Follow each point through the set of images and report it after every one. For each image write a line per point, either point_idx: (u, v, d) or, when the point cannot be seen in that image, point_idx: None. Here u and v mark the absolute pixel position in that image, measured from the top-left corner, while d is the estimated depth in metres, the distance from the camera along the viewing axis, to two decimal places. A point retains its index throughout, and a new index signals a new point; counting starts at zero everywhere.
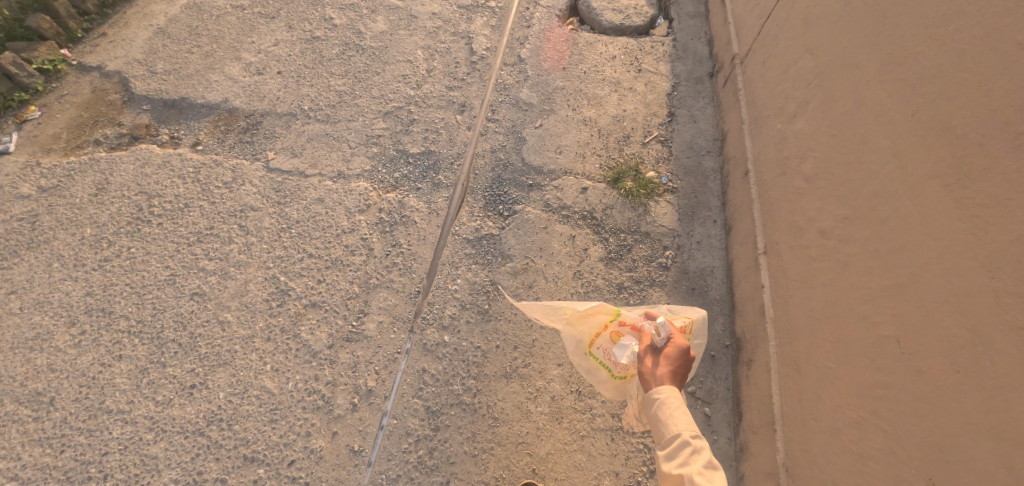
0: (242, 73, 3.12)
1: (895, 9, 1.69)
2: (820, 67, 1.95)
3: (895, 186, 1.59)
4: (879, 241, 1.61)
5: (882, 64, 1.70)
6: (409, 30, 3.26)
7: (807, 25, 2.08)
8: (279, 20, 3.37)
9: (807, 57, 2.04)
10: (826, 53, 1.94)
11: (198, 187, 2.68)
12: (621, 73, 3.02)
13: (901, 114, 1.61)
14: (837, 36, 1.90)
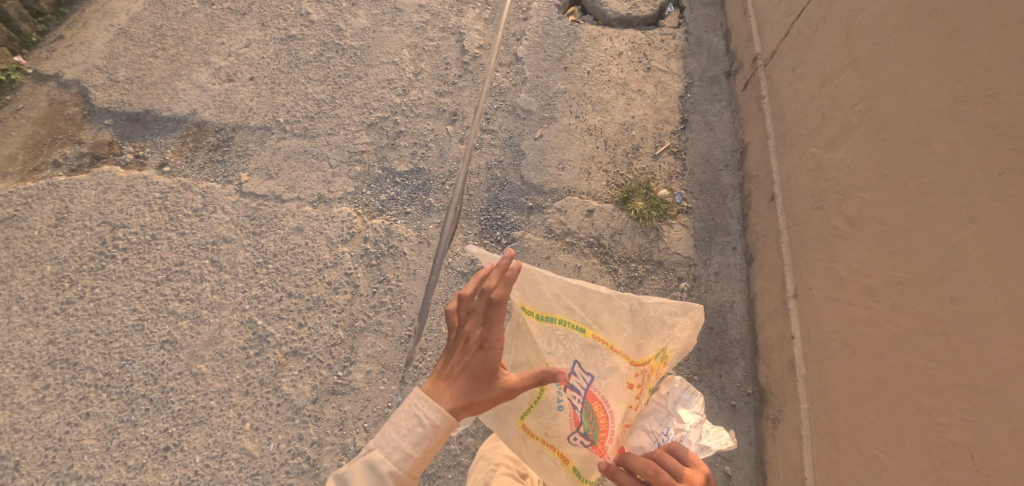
0: (211, 80, 2.85)
1: (974, 32, 1.42)
2: (867, 87, 1.69)
3: (965, 261, 1.38)
4: (942, 323, 1.40)
5: (953, 103, 1.44)
6: (393, 26, 2.97)
7: (849, 32, 1.79)
8: (251, 16, 3.09)
9: (849, 72, 1.77)
10: (876, 70, 1.66)
11: (165, 216, 2.45)
12: (627, 74, 2.76)
13: (980, 170, 1.37)
14: (891, 52, 1.62)
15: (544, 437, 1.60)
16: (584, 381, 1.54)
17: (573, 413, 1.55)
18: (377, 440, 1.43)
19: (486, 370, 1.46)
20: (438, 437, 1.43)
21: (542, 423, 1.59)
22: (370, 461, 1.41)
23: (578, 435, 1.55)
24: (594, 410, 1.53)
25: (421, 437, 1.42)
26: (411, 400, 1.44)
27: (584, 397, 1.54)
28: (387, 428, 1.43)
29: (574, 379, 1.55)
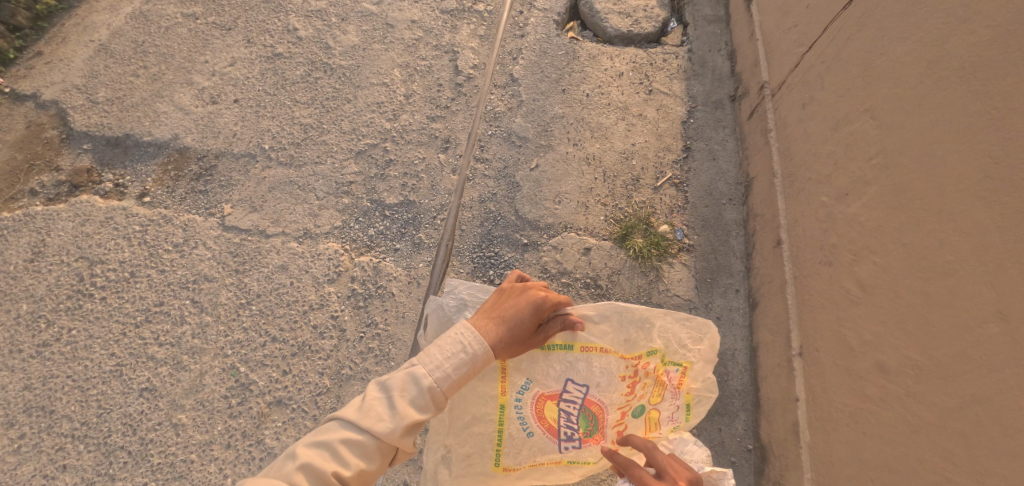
0: (193, 101, 2.74)
1: (1014, 106, 1.31)
2: (885, 143, 1.58)
3: (992, 357, 1.29)
4: (963, 422, 1.32)
5: (987, 179, 1.34)
6: (384, 43, 2.84)
7: (866, 76, 1.67)
8: (237, 32, 2.97)
9: (864, 121, 1.65)
10: (896, 127, 1.55)
11: (145, 251, 2.35)
12: (628, 96, 2.63)
13: (1013, 261, 1.27)
14: (915, 110, 1.51)
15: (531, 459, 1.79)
16: (576, 392, 1.76)
17: (559, 426, 1.76)
18: (421, 357, 1.54)
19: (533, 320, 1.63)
20: (477, 364, 1.54)
21: (524, 448, 1.78)
22: (412, 374, 1.52)
23: (569, 441, 1.77)
24: (592, 411, 1.76)
25: (462, 361, 1.53)
26: (456, 329, 1.57)
27: (581, 404, 1.75)
28: (431, 348, 1.55)
29: (565, 393, 1.76)
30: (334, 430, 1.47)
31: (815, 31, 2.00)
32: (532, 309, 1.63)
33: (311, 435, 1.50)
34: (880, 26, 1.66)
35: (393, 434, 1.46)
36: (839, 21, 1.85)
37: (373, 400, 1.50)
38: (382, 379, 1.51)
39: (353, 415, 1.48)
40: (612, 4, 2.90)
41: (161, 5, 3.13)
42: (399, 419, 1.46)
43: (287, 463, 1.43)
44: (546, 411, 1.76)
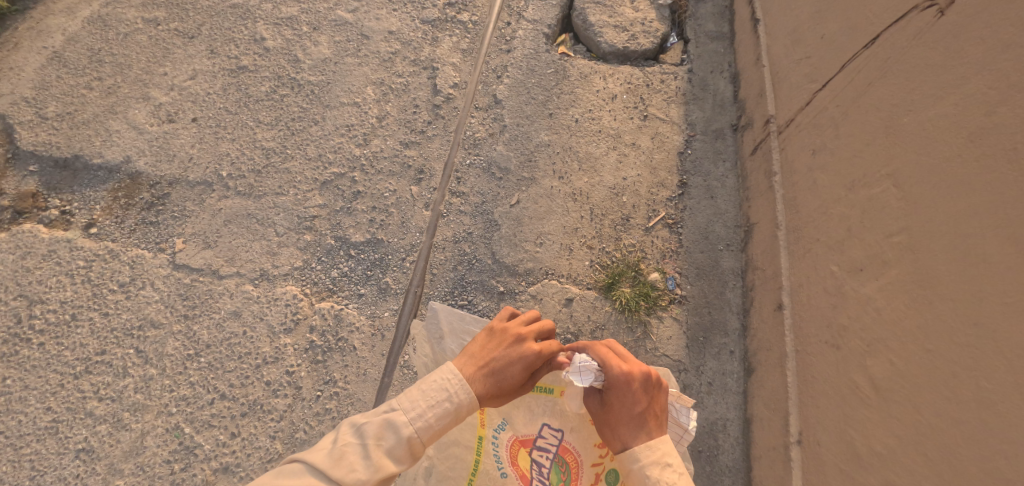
0: (149, 119, 2.52)
1: None
2: (909, 227, 1.42)
3: None
4: None
5: None
6: (358, 57, 2.61)
7: (892, 138, 1.49)
8: (200, 40, 2.74)
9: (886, 188, 1.49)
10: (926, 213, 1.39)
11: (89, 290, 2.17)
12: (620, 122, 2.41)
13: None
14: (951, 197, 1.35)
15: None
16: (551, 439, 1.69)
17: (528, 475, 1.69)
18: (401, 402, 1.51)
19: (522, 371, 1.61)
20: (459, 416, 1.53)
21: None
22: (390, 421, 1.49)
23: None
24: (564, 463, 1.68)
25: (445, 411, 1.51)
26: (444, 373, 1.55)
27: (555, 452, 1.68)
28: (414, 391, 1.52)
29: (539, 440, 1.70)
30: (300, 475, 1.40)
31: (830, 66, 1.77)
32: (521, 364, 1.61)
33: (267, 476, 1.41)
34: (910, 79, 1.48)
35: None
36: (859, 60, 1.65)
37: (346, 446, 1.45)
38: (359, 424, 1.47)
39: (322, 461, 1.42)
40: (607, 17, 2.69)
41: (120, 8, 2.89)
42: (372, 472, 1.43)
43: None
44: (517, 456, 1.71)
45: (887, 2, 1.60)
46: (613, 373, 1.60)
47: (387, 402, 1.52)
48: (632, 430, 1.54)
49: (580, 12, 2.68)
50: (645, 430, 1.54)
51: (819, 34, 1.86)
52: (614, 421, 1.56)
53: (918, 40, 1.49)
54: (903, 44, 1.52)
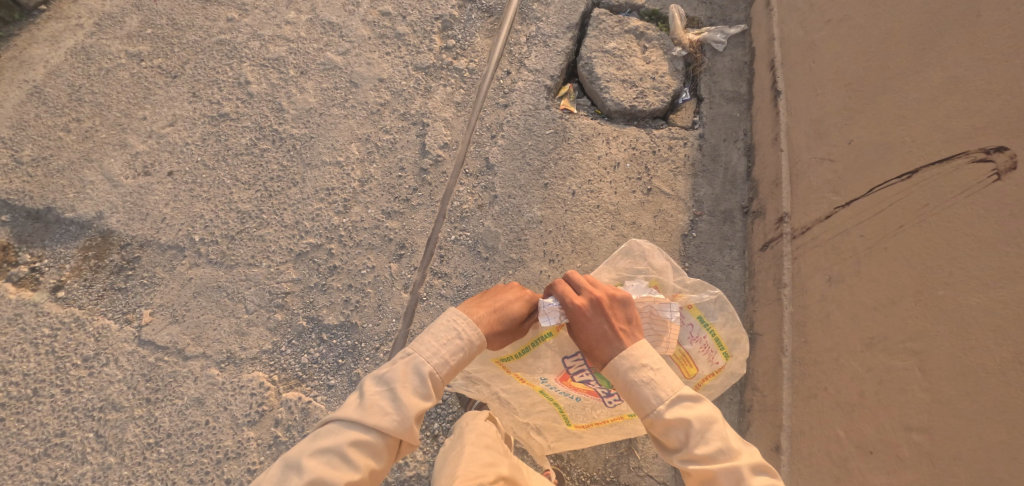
0: (124, 170, 2.41)
1: None
2: (936, 412, 1.38)
3: None
4: None
5: None
6: (344, 108, 2.45)
7: (923, 306, 1.43)
8: (184, 81, 2.61)
9: (912, 357, 1.43)
10: (955, 405, 1.35)
11: (51, 363, 2.07)
12: (622, 196, 2.23)
13: None
14: (985, 398, 1.30)
15: (594, 416, 1.81)
16: (577, 362, 1.73)
17: (593, 390, 1.75)
18: (413, 347, 1.52)
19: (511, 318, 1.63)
20: (473, 353, 1.54)
21: (586, 410, 1.81)
22: (408, 365, 1.50)
23: (608, 398, 1.74)
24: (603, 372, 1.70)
25: (458, 348, 1.52)
26: (445, 318, 1.55)
27: (588, 371, 1.71)
28: (422, 338, 1.53)
29: (571, 367, 1.74)
30: (338, 432, 1.45)
31: (857, 184, 1.64)
32: (507, 313, 1.63)
33: (309, 440, 1.46)
34: (949, 242, 1.41)
35: (399, 427, 1.45)
36: (890, 190, 1.55)
37: (373, 396, 1.47)
38: (379, 375, 1.49)
39: (353, 415, 1.46)
40: (615, 69, 2.55)
41: (105, 40, 2.79)
42: (403, 413, 1.45)
43: (296, 477, 1.39)
44: (572, 387, 1.77)
45: (927, 134, 1.49)
46: (571, 305, 1.57)
47: (402, 350, 1.54)
48: (608, 346, 1.51)
49: (586, 63, 2.55)
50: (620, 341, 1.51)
51: (842, 137, 1.72)
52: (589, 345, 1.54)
53: (965, 197, 1.40)
54: (945, 194, 1.44)
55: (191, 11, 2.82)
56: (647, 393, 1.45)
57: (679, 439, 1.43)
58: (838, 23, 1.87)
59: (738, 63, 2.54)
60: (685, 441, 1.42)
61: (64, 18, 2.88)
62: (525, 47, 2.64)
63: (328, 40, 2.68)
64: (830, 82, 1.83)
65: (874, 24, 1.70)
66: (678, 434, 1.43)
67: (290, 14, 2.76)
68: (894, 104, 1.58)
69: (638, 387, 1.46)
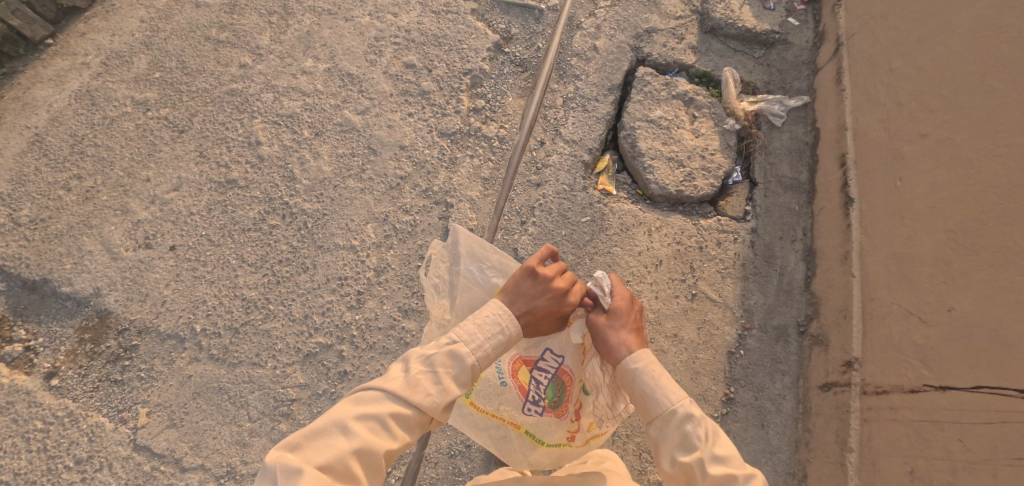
0: (124, 240, 2.22)
1: None
2: None
3: None
4: None
5: None
6: (361, 180, 2.24)
7: None
8: (190, 136, 2.42)
9: None
10: None
11: (43, 463, 1.93)
12: (663, 302, 2.03)
13: None
14: None
15: (492, 408, 1.76)
16: (554, 361, 1.71)
17: (529, 388, 1.72)
18: (461, 333, 1.52)
19: (552, 306, 1.60)
20: (510, 347, 1.57)
21: (492, 401, 1.76)
22: (454, 352, 1.50)
23: (532, 406, 1.73)
24: (561, 383, 1.71)
25: (500, 344, 1.54)
26: (497, 307, 1.55)
27: (553, 374, 1.71)
28: (468, 325, 1.53)
29: (541, 361, 1.71)
30: (381, 402, 1.43)
31: (956, 368, 1.48)
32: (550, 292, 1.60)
33: (348, 403, 1.43)
34: None
35: (436, 410, 1.46)
36: (1003, 398, 1.39)
37: (419, 375, 1.47)
38: (428, 354, 1.48)
39: (398, 388, 1.45)
40: (661, 143, 2.32)
41: (111, 83, 2.61)
42: (443, 398, 1.47)
43: (339, 440, 1.37)
44: (519, 372, 1.72)
45: None
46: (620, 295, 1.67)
47: (448, 333, 1.53)
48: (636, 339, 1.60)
49: (629, 134, 2.33)
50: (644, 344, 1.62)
51: (938, 299, 1.55)
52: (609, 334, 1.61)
53: None
54: None
55: (202, 53, 2.65)
56: (670, 389, 1.52)
57: (696, 437, 1.46)
58: (939, 149, 1.65)
59: (797, 143, 2.34)
60: (702, 441, 1.45)
61: (70, 55, 2.71)
62: (561, 111, 2.44)
63: (346, 94, 2.47)
64: (923, 219, 1.63)
65: (992, 174, 1.50)
66: (693, 435, 1.46)
67: (307, 62, 2.58)
68: (1013, 293, 1.40)
69: (659, 384, 1.53)
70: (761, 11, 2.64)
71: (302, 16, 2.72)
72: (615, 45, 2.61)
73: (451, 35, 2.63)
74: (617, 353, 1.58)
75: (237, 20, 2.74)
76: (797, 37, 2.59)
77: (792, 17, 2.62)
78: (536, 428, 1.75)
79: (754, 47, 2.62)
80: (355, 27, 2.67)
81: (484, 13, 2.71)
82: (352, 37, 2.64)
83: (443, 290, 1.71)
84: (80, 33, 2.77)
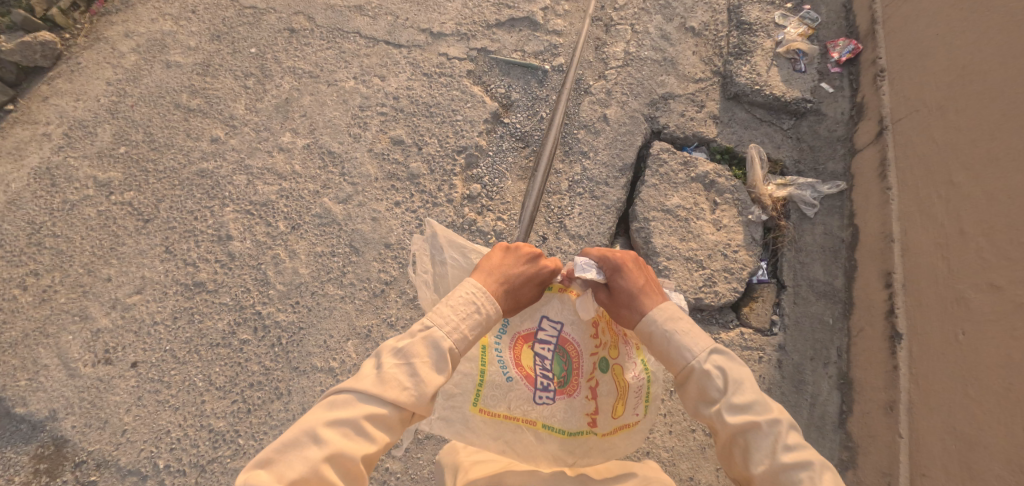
0: (83, 353, 2.00)
1: None
2: None
3: None
4: None
5: None
6: (341, 285, 2.02)
7: None
8: (155, 226, 2.18)
9: None
10: None
11: None
12: (678, 438, 1.87)
13: None
14: None
15: (503, 409, 1.60)
16: (552, 331, 1.62)
17: (535, 373, 1.60)
18: (434, 317, 1.39)
19: (529, 272, 1.53)
20: (492, 325, 1.44)
21: (500, 398, 1.60)
22: (428, 337, 1.36)
23: (543, 392, 1.60)
24: (566, 354, 1.61)
25: (477, 322, 1.41)
26: (467, 287, 1.43)
27: (556, 344, 1.61)
28: (441, 308, 1.40)
29: (541, 334, 1.62)
30: (353, 404, 1.28)
31: None
32: (531, 271, 1.54)
33: (318, 409, 1.27)
34: None
35: (417, 404, 1.31)
36: None
37: (392, 368, 1.32)
38: (399, 346, 1.34)
39: (371, 386, 1.30)
40: (678, 239, 2.09)
41: (73, 160, 2.36)
42: (423, 389, 1.31)
43: (310, 452, 1.21)
44: (521, 356, 1.61)
45: None
46: (609, 262, 1.54)
47: (420, 318, 1.39)
48: (641, 302, 1.48)
49: (642, 229, 2.10)
50: (648, 300, 1.48)
51: None
52: (617, 308, 1.52)
53: None
54: None
55: (171, 124, 2.40)
56: (686, 343, 1.40)
57: (715, 390, 1.36)
58: (1017, 314, 1.50)
59: (832, 240, 2.09)
60: (721, 394, 1.35)
61: (31, 124, 2.46)
62: (565, 199, 2.21)
63: (327, 178, 2.22)
64: (996, 398, 1.49)
65: None
66: (711, 387, 1.37)
67: (284, 136, 2.33)
68: None
69: (672, 340, 1.42)
70: (791, 74, 2.38)
71: (280, 80, 2.48)
72: (627, 115, 2.36)
73: (444, 104, 2.38)
74: (630, 324, 1.48)
75: (210, 84, 2.49)
76: (831, 107, 2.33)
77: (825, 82, 2.37)
78: (552, 417, 1.60)
79: (782, 116, 2.36)
80: (338, 94, 2.42)
81: (482, 74, 2.47)
82: (334, 105, 2.39)
83: (431, 285, 1.63)
84: (43, 97, 2.52)
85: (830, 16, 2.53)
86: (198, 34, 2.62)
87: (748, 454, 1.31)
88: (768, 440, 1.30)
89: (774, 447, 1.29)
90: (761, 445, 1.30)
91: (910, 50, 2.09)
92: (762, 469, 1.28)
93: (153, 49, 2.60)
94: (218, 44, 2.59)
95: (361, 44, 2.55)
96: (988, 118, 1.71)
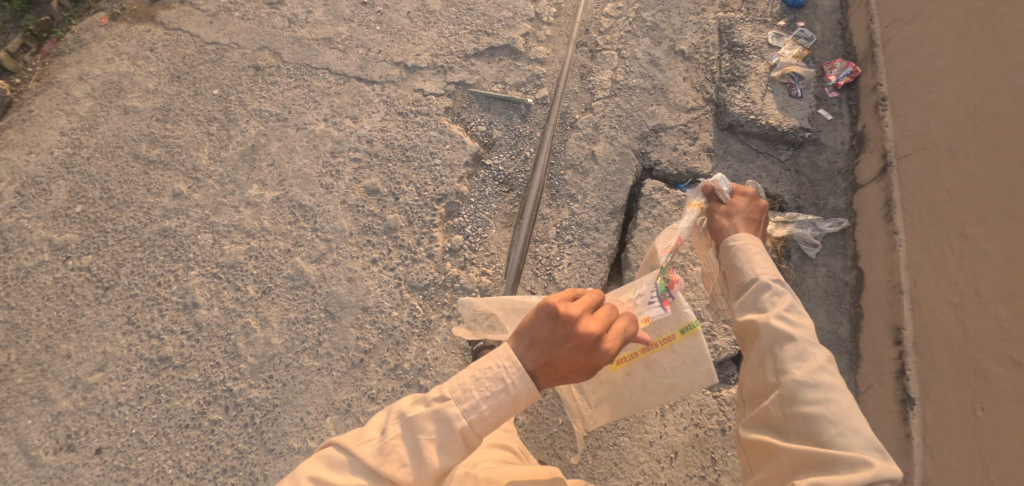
0: (43, 439, 1.87)
1: None
2: None
3: None
4: None
5: None
6: (317, 356, 1.90)
7: None
8: (117, 294, 2.04)
9: None
10: None
11: None
12: None
13: None
14: None
15: (638, 346, 1.53)
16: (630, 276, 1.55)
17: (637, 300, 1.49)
18: (454, 390, 1.25)
19: (579, 356, 1.27)
20: (519, 406, 1.27)
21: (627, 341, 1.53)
22: (442, 412, 1.24)
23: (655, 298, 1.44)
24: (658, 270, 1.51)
25: (501, 404, 1.25)
26: (498, 360, 1.27)
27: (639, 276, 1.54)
28: (466, 377, 1.26)
29: None
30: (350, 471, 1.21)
31: None
32: (581, 354, 1.27)
33: (315, 469, 1.22)
34: None
35: (418, 483, 1.22)
36: None
37: (396, 439, 1.24)
38: (410, 415, 1.24)
39: (371, 456, 1.22)
40: None
41: (26, 221, 2.19)
42: (424, 470, 1.22)
43: None
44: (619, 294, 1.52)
45: None
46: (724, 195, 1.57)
47: (440, 387, 1.27)
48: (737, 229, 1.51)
49: None
50: (745, 226, 1.51)
51: None
52: (719, 227, 1.54)
53: None
54: None
55: (130, 178, 2.25)
56: (755, 261, 1.44)
57: (767, 304, 1.39)
58: None
59: (836, 284, 1.98)
60: (772, 307, 1.38)
61: None
62: (554, 247, 2.08)
63: (298, 234, 2.08)
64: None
65: None
66: (765, 302, 1.40)
67: (251, 189, 2.18)
68: None
69: (749, 255, 1.45)
70: (787, 100, 2.25)
71: (245, 124, 2.33)
72: (616, 151, 2.22)
73: (420, 146, 2.24)
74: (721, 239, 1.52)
75: (171, 131, 2.34)
76: (830, 136, 2.20)
77: (823, 108, 2.24)
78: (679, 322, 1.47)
79: (779, 147, 2.22)
80: (308, 138, 2.27)
81: (460, 111, 2.33)
82: (305, 152, 2.24)
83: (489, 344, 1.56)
84: None
85: (826, 35, 2.39)
86: (157, 75, 2.46)
87: (779, 366, 1.32)
88: (803, 357, 1.30)
89: (807, 365, 1.29)
90: (792, 357, 1.31)
91: (913, 79, 1.97)
92: (789, 378, 1.29)
93: (109, 93, 2.43)
94: (178, 86, 2.43)
95: (331, 81, 2.40)
96: (999, 171, 1.62)
